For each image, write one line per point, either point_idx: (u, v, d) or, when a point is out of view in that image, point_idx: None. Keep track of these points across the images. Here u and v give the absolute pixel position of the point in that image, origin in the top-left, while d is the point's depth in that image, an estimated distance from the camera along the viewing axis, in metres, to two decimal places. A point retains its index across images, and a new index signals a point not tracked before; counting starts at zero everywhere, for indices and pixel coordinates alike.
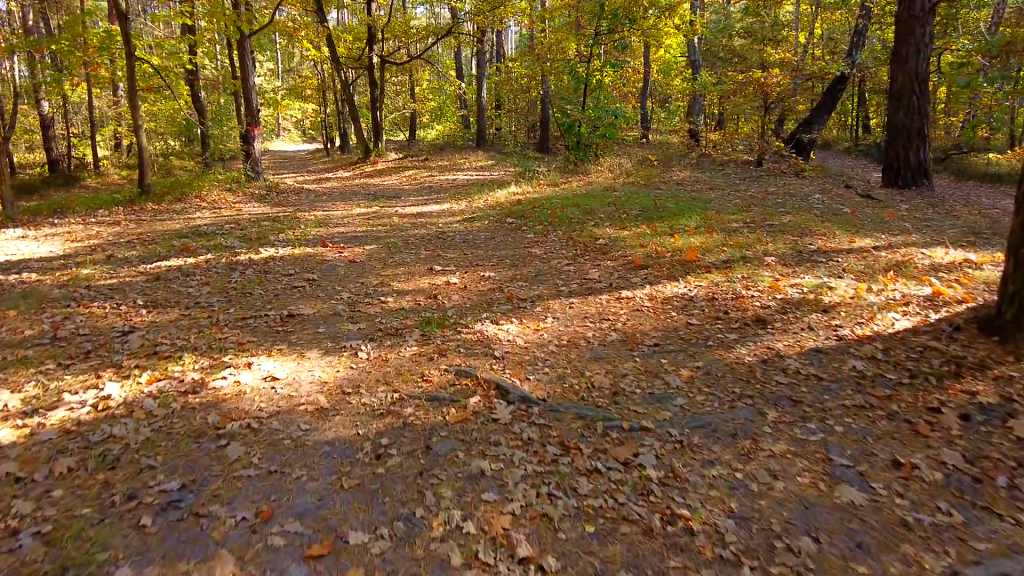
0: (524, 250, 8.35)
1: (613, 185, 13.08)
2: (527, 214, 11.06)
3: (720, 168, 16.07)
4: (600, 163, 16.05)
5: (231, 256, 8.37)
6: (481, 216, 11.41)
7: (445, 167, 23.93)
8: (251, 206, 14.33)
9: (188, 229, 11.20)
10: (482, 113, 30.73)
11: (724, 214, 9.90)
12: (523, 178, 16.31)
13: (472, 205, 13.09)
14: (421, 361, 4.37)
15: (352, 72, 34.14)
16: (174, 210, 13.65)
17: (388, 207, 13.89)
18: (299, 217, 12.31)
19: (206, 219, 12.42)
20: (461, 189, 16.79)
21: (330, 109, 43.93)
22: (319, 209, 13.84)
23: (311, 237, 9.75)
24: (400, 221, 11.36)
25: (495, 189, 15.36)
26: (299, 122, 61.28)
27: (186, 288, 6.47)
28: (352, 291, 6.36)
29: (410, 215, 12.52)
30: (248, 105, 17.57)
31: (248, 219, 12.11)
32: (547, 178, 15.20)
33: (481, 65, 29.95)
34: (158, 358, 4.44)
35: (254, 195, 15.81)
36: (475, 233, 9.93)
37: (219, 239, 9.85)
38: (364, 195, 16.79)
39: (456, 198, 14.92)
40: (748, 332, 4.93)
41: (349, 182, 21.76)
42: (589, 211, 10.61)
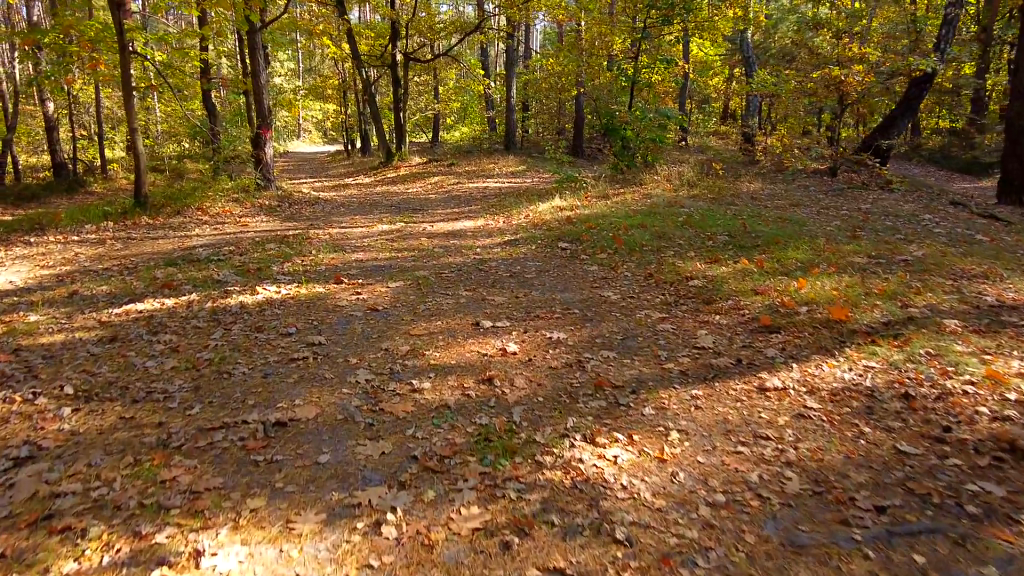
0: (592, 293, 6.49)
1: (677, 201, 11.19)
2: (582, 236, 9.21)
3: (789, 178, 14.10)
4: (654, 172, 14.14)
5: (220, 298, 6.61)
6: (525, 239, 9.57)
7: (474, 173, 22.18)
8: (260, 221, 12.62)
9: (181, 252, 9.48)
10: (511, 114, 28.94)
11: (833, 244, 7.97)
12: (565, 189, 14.50)
13: (513, 223, 11.31)
14: (492, 555, 2.53)
15: (375, 72, 32.52)
16: (172, 225, 11.99)
17: (414, 223, 12.16)
18: (313, 236, 10.59)
19: (206, 238, 10.74)
20: (495, 201, 15.04)
21: (351, 110, 42.38)
22: (336, 225, 12.11)
23: (323, 267, 8.00)
24: (428, 244, 9.59)
25: (534, 201, 13.56)
26: (321, 122, 60.10)
27: (145, 358, 4.72)
28: (371, 367, 4.54)
29: (440, 234, 10.73)
30: (259, 105, 15.93)
31: (253, 239, 10.42)
32: (594, 189, 13.35)
33: (511, 63, 28.14)
34: (44, 535, 2.60)
35: (264, 207, 14.14)
36: (524, 263, 8.09)
37: (211, 269, 8.13)
38: (386, 207, 15.08)
39: (491, 212, 13.13)
40: (1015, 479, 3.00)
41: (370, 189, 20.08)
42: (659, 236, 8.74)
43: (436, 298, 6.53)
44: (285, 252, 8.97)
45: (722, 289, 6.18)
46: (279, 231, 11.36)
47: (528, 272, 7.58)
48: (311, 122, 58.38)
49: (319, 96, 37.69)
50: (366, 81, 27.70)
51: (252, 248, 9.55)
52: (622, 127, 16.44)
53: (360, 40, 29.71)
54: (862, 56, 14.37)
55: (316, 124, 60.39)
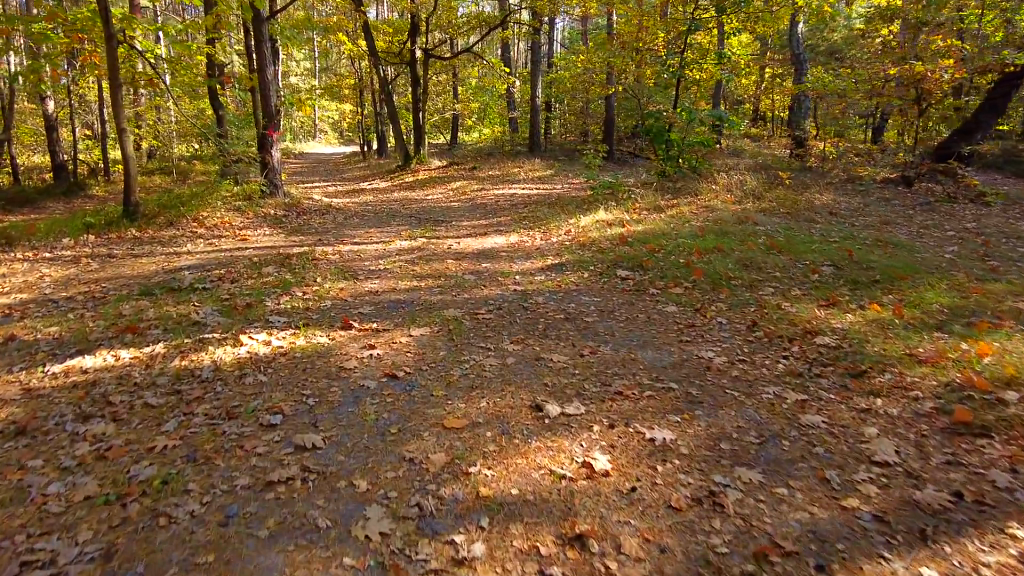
0: (683, 356, 4.84)
1: (745, 218, 9.54)
2: (644, 262, 7.56)
3: (862, 189, 12.38)
4: (707, 181, 12.47)
5: (189, 354, 5.03)
6: (570, 264, 7.94)
7: (497, 179, 20.59)
8: (261, 235, 11.11)
9: (162, 278, 7.96)
10: (536, 114, 27.34)
11: (974, 280, 6.27)
12: (606, 200, 12.89)
13: (551, 241, 9.70)
14: None
15: (392, 70, 31.05)
16: (162, 241, 10.51)
17: (436, 239, 10.62)
18: (320, 256, 9.04)
19: (195, 258, 9.23)
20: (525, 213, 13.45)
21: (367, 110, 40.98)
22: (347, 241, 10.60)
23: (327, 303, 6.41)
24: (456, 270, 7.98)
25: (572, 213, 11.97)
26: (337, 122, 58.96)
27: (52, 476, 3.14)
28: (389, 502, 2.94)
29: (470, 254, 9.14)
30: (265, 104, 14.51)
31: (249, 259, 8.93)
32: (641, 201, 11.72)
33: (536, 61, 26.62)
34: None
35: (268, 217, 12.64)
36: (577, 301, 6.46)
37: (190, 303, 6.59)
38: (404, 218, 13.53)
39: (524, 226, 11.55)
40: None
41: (387, 196, 18.57)
42: (743, 266, 7.08)
43: (474, 354, 4.91)
44: (283, 279, 7.44)
45: (864, 358, 4.52)
46: (281, 248, 9.86)
47: (587, 316, 5.95)
48: (326, 123, 57.19)
49: (334, 95, 36.32)
50: (383, 79, 26.22)
51: (246, 272, 8.02)
52: (666, 129, 14.78)
53: (377, 36, 28.27)
54: (948, 49, 12.60)
55: (331, 125, 59.21)
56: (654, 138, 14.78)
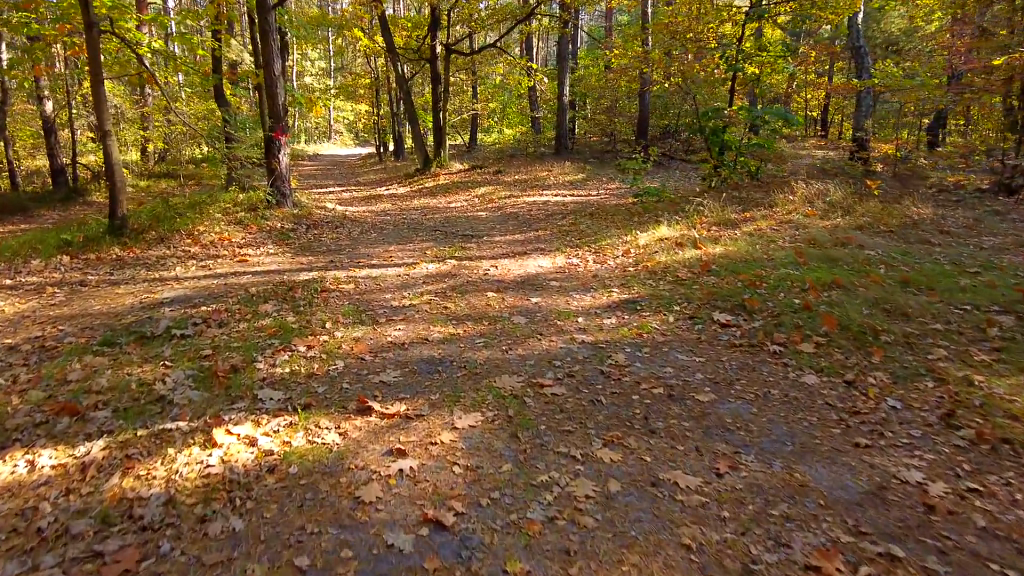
0: (875, 482, 3.18)
1: (844, 241, 7.87)
2: (744, 302, 5.91)
3: (960, 200, 10.65)
4: (778, 191, 10.80)
5: (134, 464, 3.43)
6: (643, 302, 6.30)
7: (526, 184, 18.96)
8: (264, 256, 9.56)
9: (135, 319, 6.41)
10: (563, 113, 25.70)
11: None
12: (660, 212, 11.25)
13: (607, 265, 8.07)
14: None
15: (410, 68, 29.54)
16: (149, 264, 8.99)
17: (469, 260, 9.04)
18: (331, 286, 7.48)
19: (183, 289, 7.70)
20: (565, 225, 11.83)
21: (384, 110, 39.52)
22: (365, 263, 9.06)
23: (338, 366, 4.81)
24: (500, 308, 6.36)
25: (623, 227, 10.34)
26: (352, 123, 57.72)
27: None
28: None
29: (511, 283, 7.53)
30: (271, 103, 13.03)
31: (246, 290, 7.39)
32: (705, 214, 10.06)
33: (563, 58, 25.00)
34: None
35: (274, 232, 11.12)
36: (672, 367, 4.82)
37: (159, 363, 5.02)
38: (427, 230, 11.96)
39: (569, 243, 9.93)
40: None
41: (407, 204, 17.03)
42: (882, 312, 5.40)
43: (557, 473, 3.30)
44: (281, 324, 5.85)
45: None
46: (287, 274, 8.34)
47: (696, 396, 4.29)
48: (341, 122, 55.94)
49: (349, 94, 34.88)
50: (401, 77, 24.72)
51: (240, 311, 6.45)
52: (723, 130, 13.10)
53: (395, 33, 26.77)
54: None
55: (345, 125, 57.92)
56: (709, 140, 13.09)
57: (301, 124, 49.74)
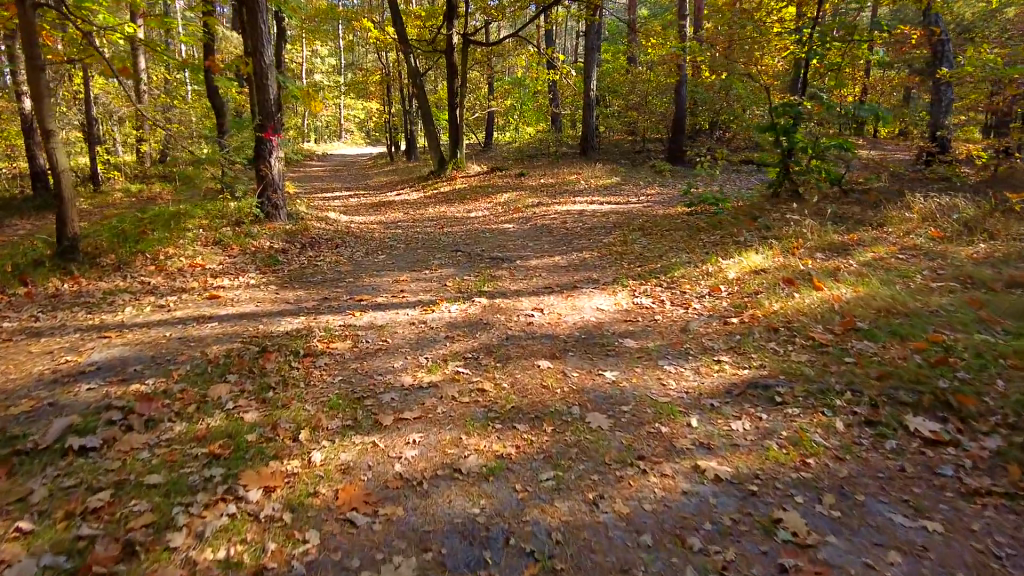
0: None
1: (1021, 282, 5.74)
2: (946, 399, 3.81)
3: None
4: (884, 207, 8.67)
5: None
6: (778, 391, 4.22)
7: (554, 188, 16.87)
8: (240, 291, 7.55)
9: (29, 406, 4.38)
10: (590, 111, 23.62)
11: None
12: (733, 232, 9.16)
13: (693, 313, 6.00)
14: None
15: (424, 62, 27.51)
16: (91, 302, 7.00)
17: (503, 297, 6.99)
18: (320, 344, 5.44)
19: (119, 346, 5.68)
20: (614, 243, 9.77)
21: (395, 108, 37.56)
22: (367, 300, 7.02)
23: (309, 548, 2.76)
24: (563, 392, 4.30)
25: (693, 252, 8.25)
26: (363, 123, 56.02)
27: None
28: None
29: (568, 340, 5.45)
30: (261, 97, 11.04)
31: (203, 354, 5.36)
32: (799, 237, 7.95)
33: (591, 49, 22.91)
34: None
35: (260, 254, 9.13)
36: (899, 551, 2.72)
37: (8, 525, 2.95)
38: (446, 250, 9.94)
39: (628, 270, 7.85)
40: None
41: (421, 213, 15.00)
42: None
43: None
44: (234, 434, 3.80)
45: None
46: (266, 321, 6.32)
47: None
48: (352, 123, 54.26)
49: (359, 91, 32.98)
50: (414, 71, 22.74)
51: (181, 397, 4.41)
52: (796, 128, 10.97)
53: (409, 24, 24.73)
54: None
55: (357, 124, 56.14)
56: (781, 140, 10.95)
57: (311, 123, 47.95)
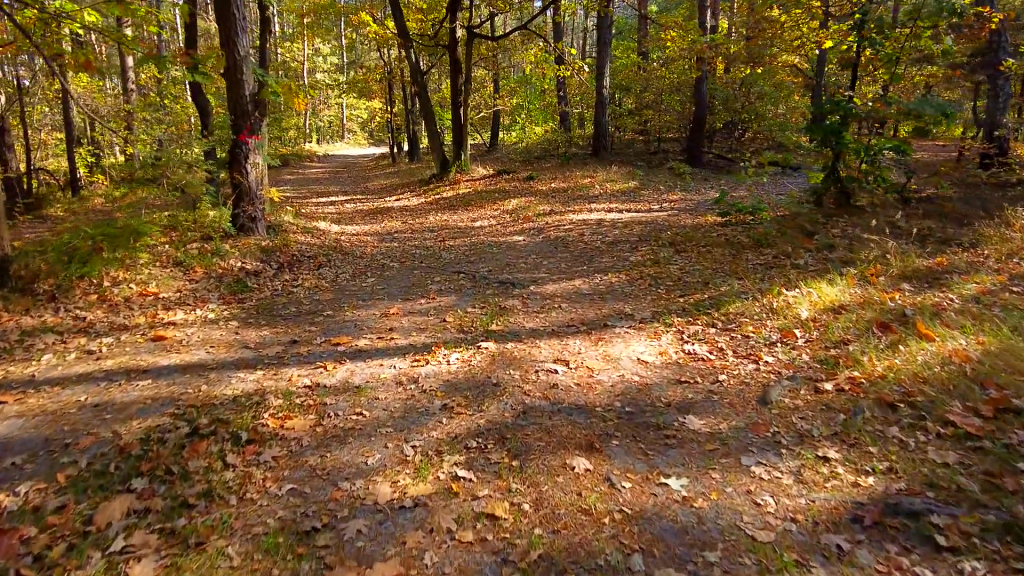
0: None
1: None
2: None
3: None
4: (968, 226, 7.25)
5: None
6: (938, 525, 2.77)
7: (567, 193, 15.47)
8: (193, 330, 6.17)
9: None
10: (602, 109, 22.23)
11: None
12: (784, 252, 7.76)
13: (766, 378, 4.60)
14: None
15: (426, 58, 26.16)
16: (2, 345, 5.61)
17: (514, 339, 5.60)
18: (274, 423, 4.06)
19: (9, 418, 4.27)
20: (642, 263, 8.37)
21: (398, 107, 36.24)
22: (346, 344, 5.64)
23: None
24: (613, 526, 2.90)
25: (743, 281, 6.85)
26: (366, 124, 54.94)
27: None
28: None
29: (608, 415, 4.04)
30: (235, 94, 9.64)
31: (112, 434, 3.93)
32: (874, 262, 6.54)
33: (603, 43, 21.53)
34: None
35: (227, 278, 7.76)
36: None
37: None
38: (444, 270, 8.56)
39: (668, 301, 6.45)
40: None
41: (421, 222, 13.63)
42: None
43: None
44: None
45: None
46: (214, 378, 4.93)
47: None
48: (355, 123, 53.14)
49: (360, 90, 31.69)
50: (415, 66, 21.41)
51: (49, 525, 3.00)
52: (846, 129, 9.56)
53: (410, 17, 23.35)
54: None
55: (360, 123, 54.96)
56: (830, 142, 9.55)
57: (312, 123, 46.76)
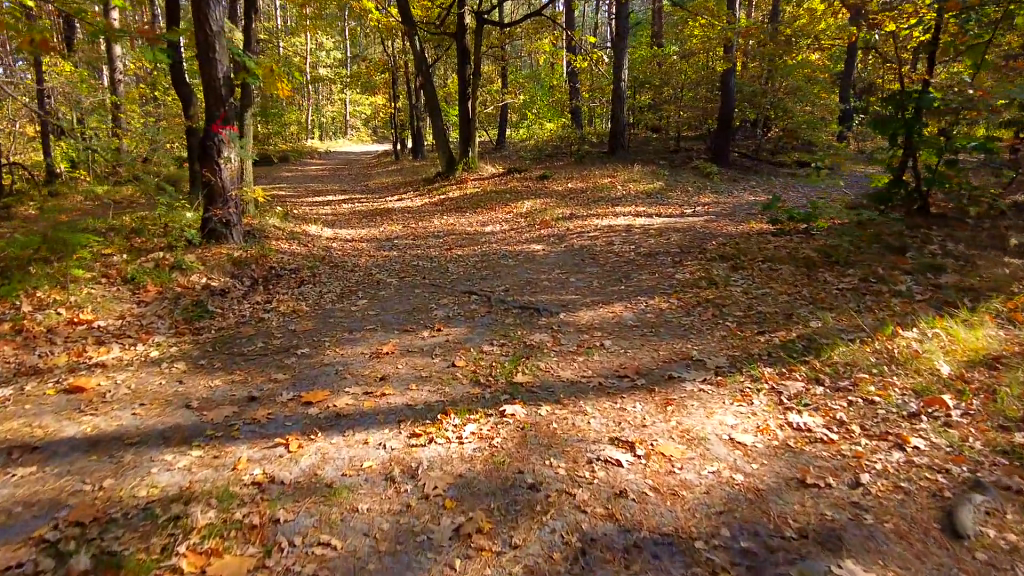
0: None
1: None
2: None
3: None
4: None
5: None
6: None
7: (586, 194, 14.02)
8: (123, 378, 4.70)
9: None
10: (621, 103, 20.70)
11: None
12: (874, 273, 6.28)
13: (930, 479, 3.11)
14: None
15: (432, 50, 24.63)
16: None
17: (548, 398, 4.14)
18: (191, 566, 2.58)
19: None
20: (693, 283, 6.90)
21: (402, 102, 34.77)
22: (319, 403, 4.19)
23: None
24: None
25: (834, 314, 5.38)
26: (369, 119, 53.59)
27: None
28: None
29: (718, 561, 2.57)
30: (208, 76, 8.11)
31: None
32: (1011, 294, 5.05)
33: (621, 34, 20.06)
34: None
35: (186, 300, 6.30)
36: None
37: None
38: (449, 287, 7.12)
39: (744, 345, 4.97)
40: None
41: (425, 226, 12.18)
42: None
43: None
44: None
45: None
46: (125, 464, 3.45)
47: None
48: (358, 118, 51.79)
49: (362, 85, 30.30)
50: (420, 56, 19.95)
51: None
52: (922, 125, 8.21)
53: (415, 3, 21.79)
54: None
55: (363, 119, 53.61)
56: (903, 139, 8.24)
57: (313, 118, 45.39)
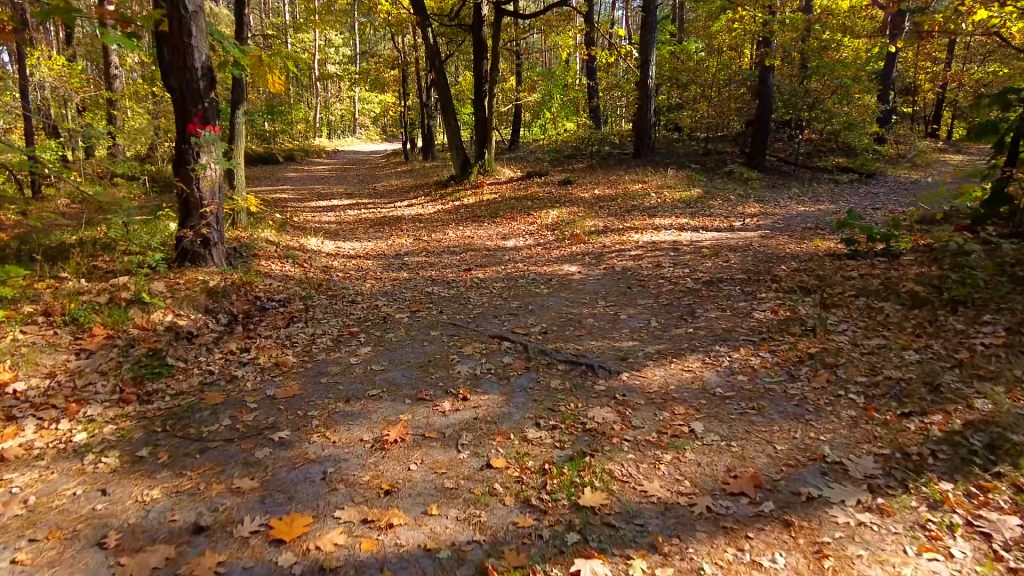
0: None
1: None
2: None
3: None
4: None
5: None
6: None
7: (616, 202, 12.65)
8: (21, 481, 3.32)
9: None
10: (648, 101, 19.32)
11: None
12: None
13: None
14: None
15: (445, 44, 23.24)
16: None
17: (639, 544, 2.78)
18: None
19: None
20: (778, 330, 5.55)
21: (413, 100, 33.49)
22: (295, 543, 2.83)
23: None
24: None
25: (999, 388, 4.00)
26: (377, 118, 52.35)
27: None
28: None
29: None
30: (182, 65, 6.73)
31: None
32: None
33: (648, 26, 18.60)
34: None
35: (141, 349, 4.94)
36: None
37: None
38: (473, 326, 5.78)
39: (892, 438, 3.58)
40: None
41: (439, 239, 10.85)
42: None
43: None
44: None
45: None
46: None
47: None
48: (366, 117, 50.52)
49: (371, 83, 29.00)
50: (433, 50, 18.60)
51: None
52: None
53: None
54: None
55: (372, 118, 52.39)
56: (1017, 145, 6.85)
57: (321, 117, 44.21)
